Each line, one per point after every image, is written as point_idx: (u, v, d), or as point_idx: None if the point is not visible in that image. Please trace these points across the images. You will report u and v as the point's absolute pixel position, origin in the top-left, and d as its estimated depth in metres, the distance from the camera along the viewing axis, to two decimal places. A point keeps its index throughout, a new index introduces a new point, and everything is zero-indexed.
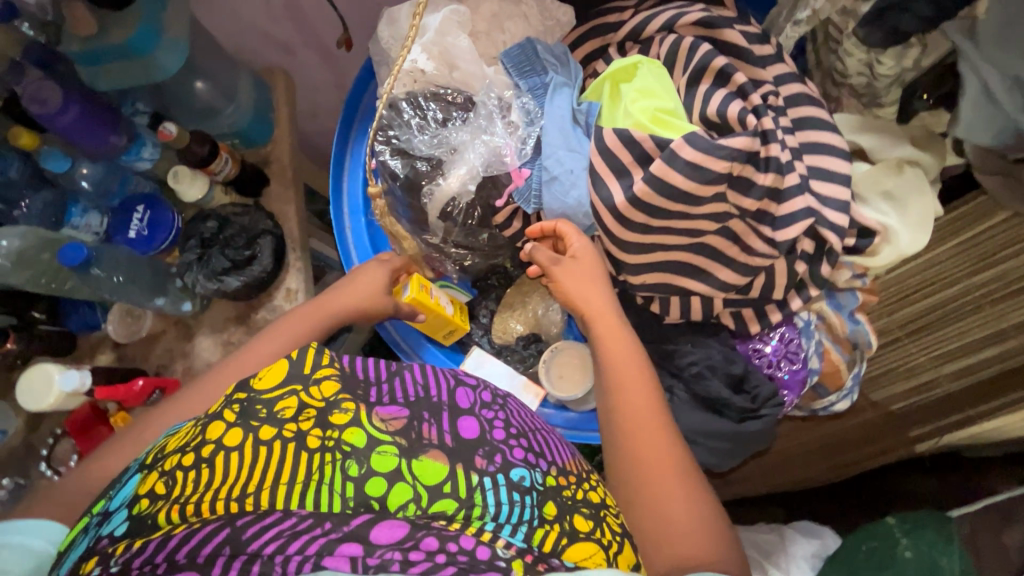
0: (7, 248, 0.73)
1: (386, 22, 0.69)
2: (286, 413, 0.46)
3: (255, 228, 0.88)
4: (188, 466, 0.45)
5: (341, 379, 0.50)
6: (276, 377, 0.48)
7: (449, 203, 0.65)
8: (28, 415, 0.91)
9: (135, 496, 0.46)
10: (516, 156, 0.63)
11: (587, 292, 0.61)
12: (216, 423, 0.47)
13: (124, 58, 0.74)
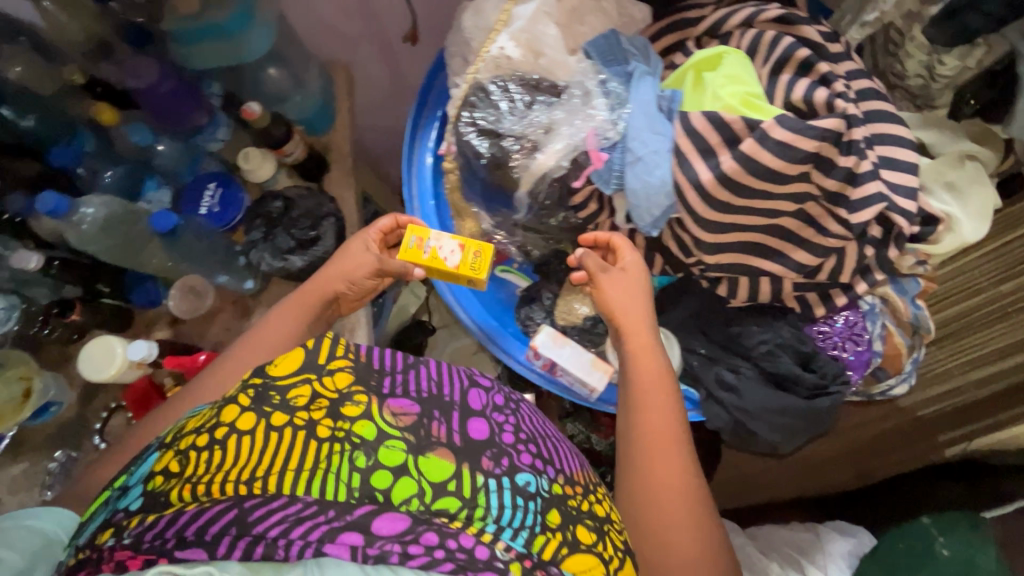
0: (94, 216, 0.76)
1: (471, 13, 0.71)
2: (298, 401, 0.49)
3: (320, 210, 0.91)
4: (201, 447, 0.48)
5: (354, 371, 0.53)
6: (292, 365, 0.51)
7: (543, 177, 0.67)
8: (82, 388, 0.91)
9: (151, 473, 0.50)
10: (608, 132, 0.65)
11: (627, 302, 0.68)
12: (229, 407, 0.49)
13: (218, 39, 0.80)
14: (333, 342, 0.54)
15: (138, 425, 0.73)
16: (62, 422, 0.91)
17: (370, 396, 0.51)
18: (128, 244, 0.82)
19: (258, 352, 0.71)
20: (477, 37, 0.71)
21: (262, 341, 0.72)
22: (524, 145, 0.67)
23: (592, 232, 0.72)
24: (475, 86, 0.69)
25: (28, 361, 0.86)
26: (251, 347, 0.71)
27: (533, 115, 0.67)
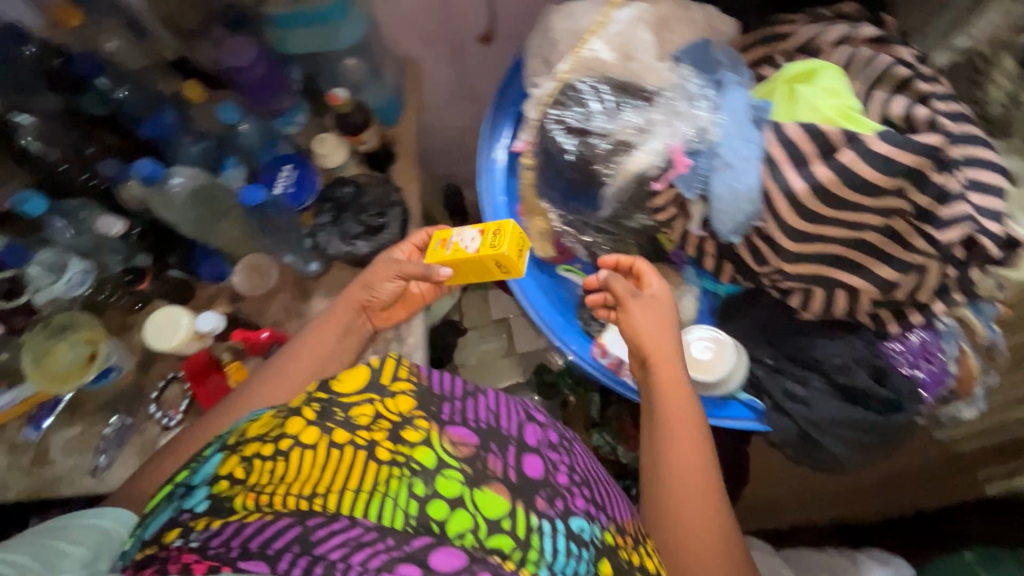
0: (184, 185, 0.78)
1: (564, 14, 0.75)
2: (360, 419, 0.50)
3: (388, 198, 0.92)
4: (268, 456, 0.49)
5: (415, 395, 0.53)
6: (356, 384, 0.52)
7: (636, 177, 0.68)
8: (142, 356, 0.93)
9: (215, 476, 0.50)
10: (698, 135, 0.66)
11: (655, 330, 0.69)
12: (294, 420, 0.50)
13: (313, 26, 0.87)
14: (396, 364, 0.55)
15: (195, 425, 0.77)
16: (119, 388, 0.92)
17: (431, 423, 0.52)
18: (208, 217, 0.85)
19: (304, 360, 0.80)
20: (566, 39, 0.75)
21: (302, 357, 0.80)
22: (619, 144, 0.68)
23: (614, 255, 0.74)
24: (565, 85, 0.71)
25: (95, 325, 0.89)
26: (296, 357, 0.80)
27: (628, 115, 0.68)
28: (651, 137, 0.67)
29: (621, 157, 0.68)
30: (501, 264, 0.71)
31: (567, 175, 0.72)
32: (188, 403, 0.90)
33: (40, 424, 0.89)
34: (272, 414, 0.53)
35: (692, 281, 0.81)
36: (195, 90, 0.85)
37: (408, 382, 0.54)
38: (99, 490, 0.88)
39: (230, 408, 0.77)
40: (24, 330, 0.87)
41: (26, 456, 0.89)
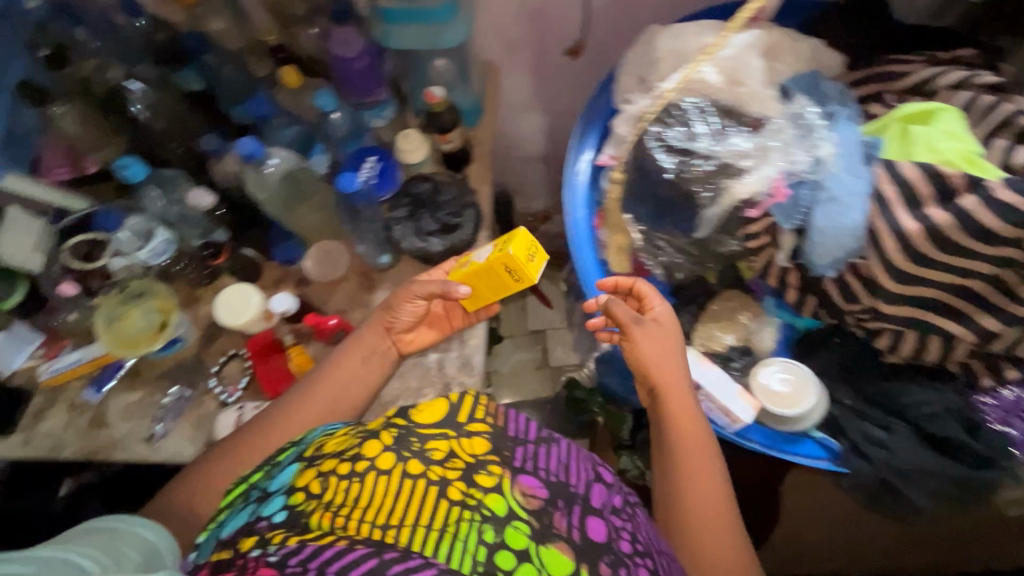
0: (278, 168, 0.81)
1: (671, 36, 0.77)
2: (435, 454, 0.48)
3: (464, 199, 0.92)
4: (344, 475, 0.47)
5: (490, 437, 0.51)
6: (434, 416, 0.51)
7: (737, 203, 0.67)
8: (206, 330, 0.93)
9: (292, 486, 0.48)
10: (807, 168, 0.65)
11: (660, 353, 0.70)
12: (371, 441, 0.49)
13: (421, 25, 0.81)
14: (472, 404, 0.54)
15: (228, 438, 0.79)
16: (181, 359, 0.93)
17: (503, 469, 0.49)
18: (290, 200, 0.87)
19: (331, 385, 0.82)
20: (668, 58, 0.77)
21: (326, 385, 0.82)
22: (727, 169, 0.68)
23: (614, 278, 0.76)
24: (670, 105, 0.71)
25: (166, 294, 0.91)
26: (319, 388, 0.82)
27: (737, 141, 0.68)
28: (757, 164, 0.67)
29: (723, 182, 0.68)
30: (515, 271, 0.73)
31: (660, 195, 0.73)
32: (248, 379, 0.90)
33: (101, 386, 0.91)
34: (352, 432, 0.53)
35: (770, 312, 0.79)
36: (292, 77, 0.82)
37: (484, 423, 0.52)
38: (152, 458, 0.88)
39: (259, 426, 0.79)
40: (100, 292, 0.92)
41: (84, 417, 0.90)
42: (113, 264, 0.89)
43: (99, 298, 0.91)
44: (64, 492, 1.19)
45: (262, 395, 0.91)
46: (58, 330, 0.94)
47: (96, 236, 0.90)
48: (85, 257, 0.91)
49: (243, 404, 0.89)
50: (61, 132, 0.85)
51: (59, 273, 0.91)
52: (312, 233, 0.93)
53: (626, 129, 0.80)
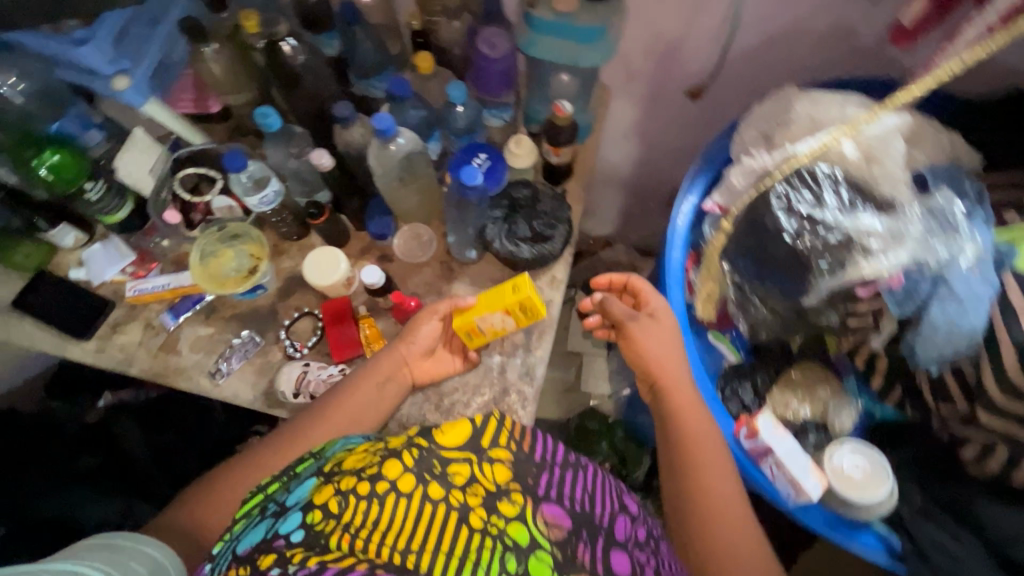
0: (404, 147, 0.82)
1: (809, 101, 0.77)
2: (456, 479, 0.50)
3: (559, 213, 0.93)
4: (362, 496, 0.48)
5: (510, 467, 0.53)
6: (458, 440, 0.53)
7: (859, 282, 0.66)
8: (286, 283, 0.96)
9: (309, 503, 0.49)
10: (938, 260, 0.64)
11: (658, 343, 0.75)
12: (392, 462, 0.50)
13: (567, 39, 0.81)
14: (498, 428, 0.55)
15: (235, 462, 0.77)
16: (256, 306, 0.95)
17: (525, 498, 0.51)
18: (398, 179, 0.89)
19: (345, 407, 0.79)
20: (803, 123, 0.77)
21: (348, 404, 0.79)
22: (853, 246, 0.66)
23: (608, 275, 0.82)
24: (799, 171, 0.71)
25: (258, 240, 0.93)
26: (334, 408, 0.79)
27: (869, 219, 0.66)
28: (886, 246, 0.65)
29: (850, 258, 0.66)
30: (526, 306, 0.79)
31: (774, 256, 0.71)
32: (317, 339, 0.92)
33: (178, 314, 0.93)
34: (370, 448, 0.54)
35: (850, 393, 0.80)
36: (426, 64, 0.85)
37: (506, 452, 0.53)
38: (212, 394, 0.90)
39: (278, 444, 0.77)
40: (198, 225, 0.95)
41: (156, 339, 0.93)
42: (217, 203, 0.93)
43: (197, 230, 0.94)
44: (104, 406, 1.22)
45: (326, 357, 0.92)
46: (151, 252, 0.98)
47: (208, 172, 0.94)
48: (192, 190, 0.95)
49: (308, 361, 0.90)
50: (206, 72, 0.90)
51: (166, 199, 0.95)
52: (407, 213, 0.95)
53: (742, 182, 0.78)
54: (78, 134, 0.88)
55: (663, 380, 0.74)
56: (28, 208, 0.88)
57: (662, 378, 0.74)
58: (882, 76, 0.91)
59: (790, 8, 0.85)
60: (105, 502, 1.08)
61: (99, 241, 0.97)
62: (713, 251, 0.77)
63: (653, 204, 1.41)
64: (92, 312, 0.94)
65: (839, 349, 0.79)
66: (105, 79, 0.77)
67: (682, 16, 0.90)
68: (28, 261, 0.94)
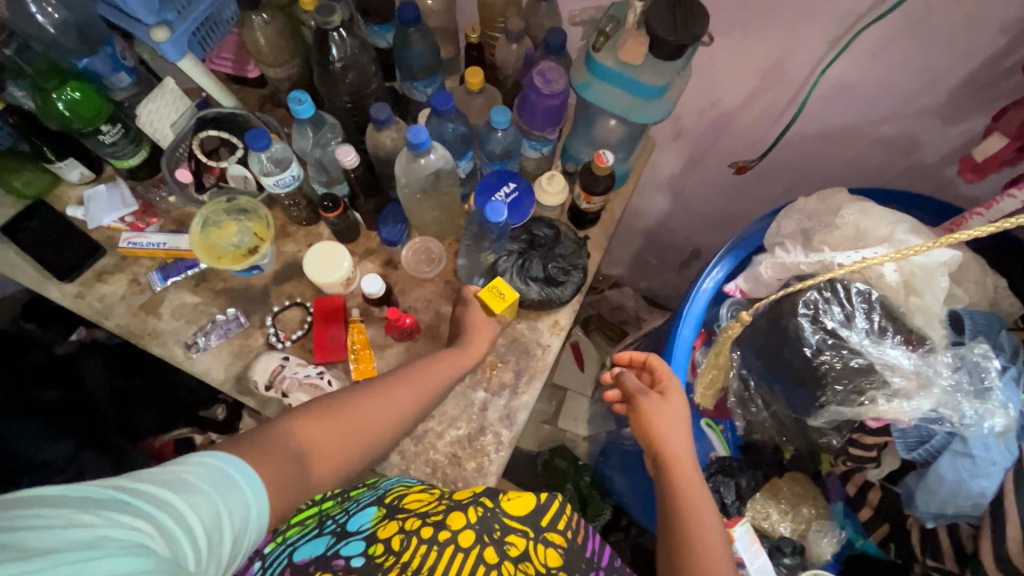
0: (434, 163, 0.78)
1: (859, 209, 0.73)
2: (510, 550, 0.55)
3: (576, 260, 0.90)
4: (425, 541, 0.55)
5: (563, 554, 0.57)
6: (521, 512, 0.58)
7: (873, 416, 0.64)
8: (284, 268, 0.92)
9: (373, 535, 0.58)
10: (958, 414, 0.61)
11: (666, 417, 0.69)
12: (456, 513, 0.57)
13: (625, 89, 0.78)
14: (559, 511, 0.59)
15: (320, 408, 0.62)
16: (248, 285, 0.92)
17: None
18: (421, 191, 0.85)
19: (430, 375, 0.72)
20: (847, 231, 0.73)
21: (438, 367, 0.74)
22: (872, 376, 0.64)
23: (629, 352, 0.78)
24: (833, 283, 0.67)
25: (265, 221, 0.89)
26: (423, 369, 0.72)
27: (895, 353, 0.64)
28: (907, 387, 0.63)
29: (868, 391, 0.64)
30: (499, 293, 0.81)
31: (788, 364, 0.68)
32: (302, 333, 0.88)
33: (166, 277, 0.90)
34: (433, 496, 0.62)
35: (835, 519, 0.76)
36: (476, 79, 0.82)
37: (562, 540, 0.57)
38: (183, 365, 0.87)
39: (371, 394, 0.67)
40: (209, 190, 0.91)
41: (140, 297, 0.90)
42: (232, 171, 0.88)
43: (206, 195, 0.91)
44: (74, 340, 1.21)
45: (307, 355, 0.88)
46: (154, 206, 0.95)
47: (231, 138, 0.90)
48: (211, 153, 0.91)
49: (288, 355, 0.87)
50: (251, 41, 0.87)
51: (182, 156, 0.91)
52: (422, 224, 0.92)
53: (770, 274, 0.75)
54: (105, 75, 0.86)
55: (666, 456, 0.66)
56: (40, 137, 0.85)
57: (664, 454, 0.66)
58: (931, 193, 0.89)
59: (858, 107, 0.82)
60: (52, 444, 0.99)
61: (104, 183, 0.95)
62: (726, 339, 0.72)
63: (670, 259, 1.38)
64: (79, 255, 0.90)
65: (832, 469, 0.76)
66: (145, 29, 0.74)
67: (745, 88, 0.86)
68: (27, 189, 0.91)
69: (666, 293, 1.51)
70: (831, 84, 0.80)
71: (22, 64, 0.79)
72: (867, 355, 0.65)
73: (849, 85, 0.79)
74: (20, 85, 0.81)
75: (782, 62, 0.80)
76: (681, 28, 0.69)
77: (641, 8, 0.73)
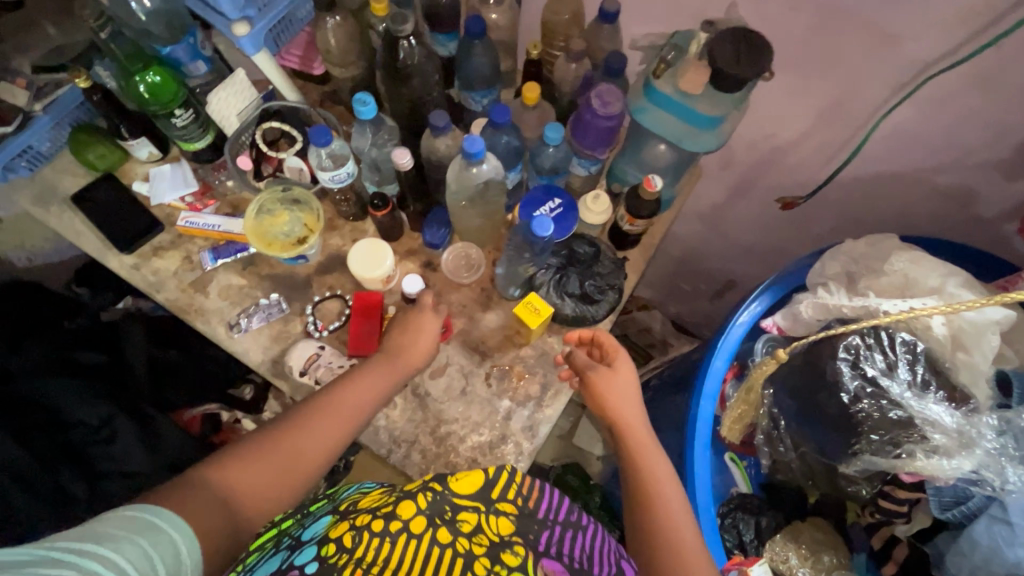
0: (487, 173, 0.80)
1: (910, 259, 0.72)
2: (464, 526, 0.59)
3: (612, 279, 0.91)
4: (377, 534, 0.55)
5: (513, 521, 0.63)
6: (471, 488, 0.63)
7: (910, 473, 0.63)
8: (329, 260, 0.96)
9: (325, 538, 0.57)
10: (1002, 478, 0.60)
11: (617, 396, 0.74)
12: (407, 502, 0.58)
13: (682, 118, 0.79)
14: (507, 482, 0.67)
15: (254, 450, 0.65)
16: (292, 272, 0.95)
17: (527, 550, 0.60)
18: (468, 198, 0.87)
19: (353, 391, 0.72)
20: (895, 278, 0.72)
21: (369, 380, 0.74)
22: (910, 430, 0.64)
23: (576, 332, 0.81)
24: (877, 330, 0.67)
25: (316, 214, 0.92)
26: (347, 388, 0.72)
27: (937, 409, 0.63)
28: (950, 446, 0.62)
29: (907, 447, 0.63)
30: (533, 307, 0.85)
31: (824, 409, 0.69)
32: (339, 325, 0.91)
33: (217, 257, 0.94)
34: (384, 494, 0.62)
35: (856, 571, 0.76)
36: (532, 94, 0.84)
37: (511, 508, 0.64)
38: (224, 344, 0.90)
39: (300, 429, 0.67)
40: (266, 178, 0.95)
41: (190, 274, 0.94)
42: (289, 163, 0.92)
43: (262, 183, 0.95)
44: (122, 309, 1.24)
45: (342, 346, 0.90)
46: (213, 189, 0.99)
47: (291, 131, 0.94)
48: (271, 143, 0.95)
49: (324, 344, 0.89)
50: (322, 41, 0.91)
51: (245, 143, 0.95)
52: (465, 231, 0.94)
53: (810, 314, 0.74)
54: (184, 63, 0.90)
55: (620, 424, 0.72)
56: (120, 116, 0.90)
57: (618, 426, 0.72)
58: (985, 246, 0.86)
59: (916, 155, 0.81)
60: (90, 405, 1.01)
61: (170, 163, 0.99)
62: (758, 376, 0.71)
63: (703, 287, 1.37)
64: (140, 229, 0.94)
65: (858, 519, 0.77)
66: (226, 22, 0.78)
67: (800, 124, 0.86)
68: (99, 162, 0.96)
69: (694, 321, 1.50)
70: (891, 128, 0.79)
71: (113, 48, 0.84)
72: (908, 408, 0.64)
73: (910, 132, 0.78)
74: (106, 65, 0.89)
75: (842, 101, 0.80)
76: (743, 62, 0.69)
77: (705, 39, 0.74)
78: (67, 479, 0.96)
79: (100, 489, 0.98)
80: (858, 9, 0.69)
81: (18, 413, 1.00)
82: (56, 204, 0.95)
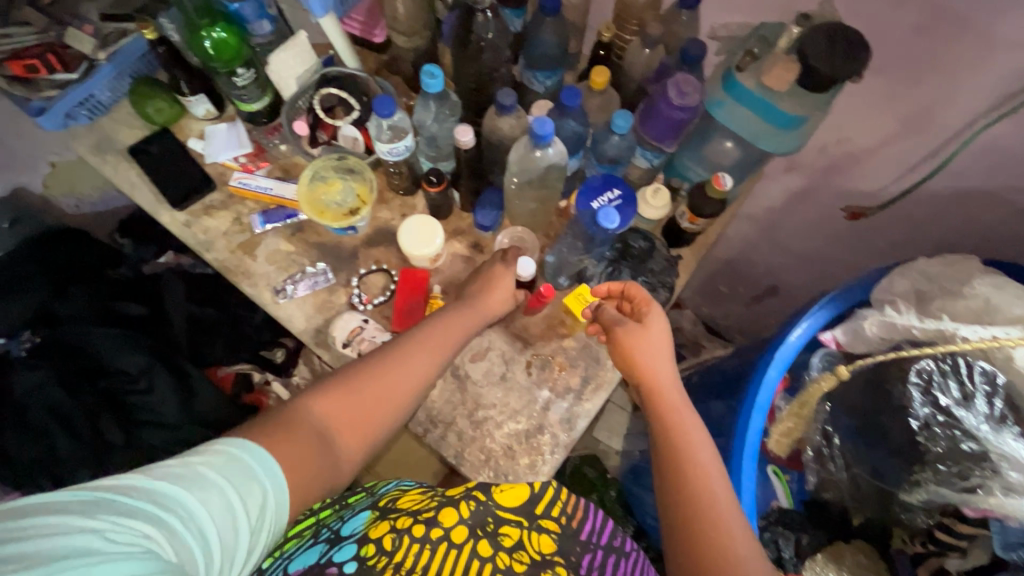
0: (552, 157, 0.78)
1: (995, 284, 0.67)
2: (504, 540, 0.58)
3: (664, 278, 0.88)
4: (415, 541, 0.56)
5: (556, 540, 0.60)
6: (515, 503, 0.61)
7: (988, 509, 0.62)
8: (376, 234, 0.94)
9: (365, 537, 0.58)
10: None
11: (653, 359, 0.71)
12: (449, 510, 0.58)
13: (760, 116, 0.76)
14: (552, 499, 0.64)
15: (357, 377, 0.65)
16: (340, 243, 0.94)
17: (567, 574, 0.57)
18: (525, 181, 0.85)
19: (437, 327, 0.72)
20: (974, 302, 0.68)
21: (450, 321, 0.74)
22: (983, 463, 0.62)
23: (606, 283, 0.79)
24: (953, 356, 0.64)
25: (369, 184, 0.91)
26: (434, 324, 0.73)
27: (1016, 445, 0.60)
28: None
29: (982, 482, 0.62)
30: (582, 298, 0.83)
31: (886, 432, 0.68)
32: (384, 299, 0.90)
33: (267, 221, 0.93)
34: (426, 497, 0.62)
35: None
36: (600, 79, 0.81)
37: (554, 527, 0.61)
38: (269, 308, 0.90)
39: (395, 355, 0.68)
40: (321, 145, 0.92)
41: (239, 236, 0.93)
42: (345, 131, 0.91)
43: (318, 150, 0.92)
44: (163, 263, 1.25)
45: (385, 320, 0.90)
46: (266, 151, 0.98)
47: (350, 99, 0.92)
48: (328, 110, 0.92)
49: (367, 318, 0.89)
50: (390, 8, 0.89)
51: (301, 108, 0.93)
52: (516, 214, 0.92)
53: (874, 332, 0.71)
54: (250, 20, 0.86)
55: (651, 390, 0.71)
56: (180, 69, 0.91)
57: (649, 388, 0.71)
58: None
59: (1005, 173, 0.76)
60: (129, 355, 1.01)
61: (226, 122, 0.99)
62: (815, 392, 0.73)
63: (742, 290, 1.33)
64: (193, 187, 0.94)
65: (904, 548, 0.78)
66: None
67: (881, 131, 0.82)
68: (156, 116, 0.95)
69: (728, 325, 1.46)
70: (985, 143, 0.74)
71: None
72: (987, 442, 0.62)
73: (1004, 147, 0.73)
74: (172, 16, 0.86)
75: (931, 108, 0.75)
76: (837, 61, 0.65)
77: (798, 35, 0.70)
78: (105, 424, 0.98)
79: (136, 438, 1.00)
80: (973, 11, 0.65)
81: (64, 358, 1.03)
82: (112, 154, 0.95)
